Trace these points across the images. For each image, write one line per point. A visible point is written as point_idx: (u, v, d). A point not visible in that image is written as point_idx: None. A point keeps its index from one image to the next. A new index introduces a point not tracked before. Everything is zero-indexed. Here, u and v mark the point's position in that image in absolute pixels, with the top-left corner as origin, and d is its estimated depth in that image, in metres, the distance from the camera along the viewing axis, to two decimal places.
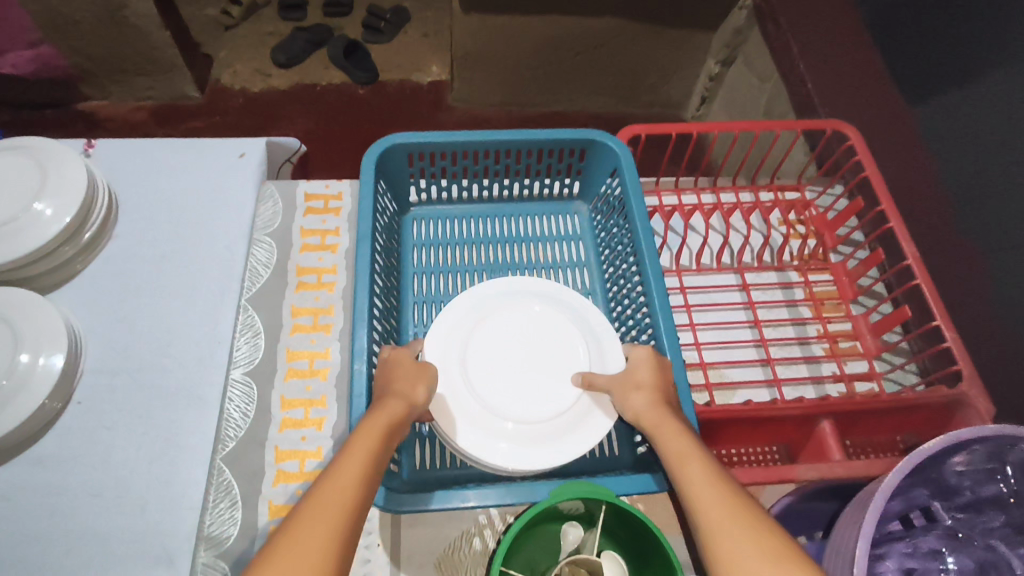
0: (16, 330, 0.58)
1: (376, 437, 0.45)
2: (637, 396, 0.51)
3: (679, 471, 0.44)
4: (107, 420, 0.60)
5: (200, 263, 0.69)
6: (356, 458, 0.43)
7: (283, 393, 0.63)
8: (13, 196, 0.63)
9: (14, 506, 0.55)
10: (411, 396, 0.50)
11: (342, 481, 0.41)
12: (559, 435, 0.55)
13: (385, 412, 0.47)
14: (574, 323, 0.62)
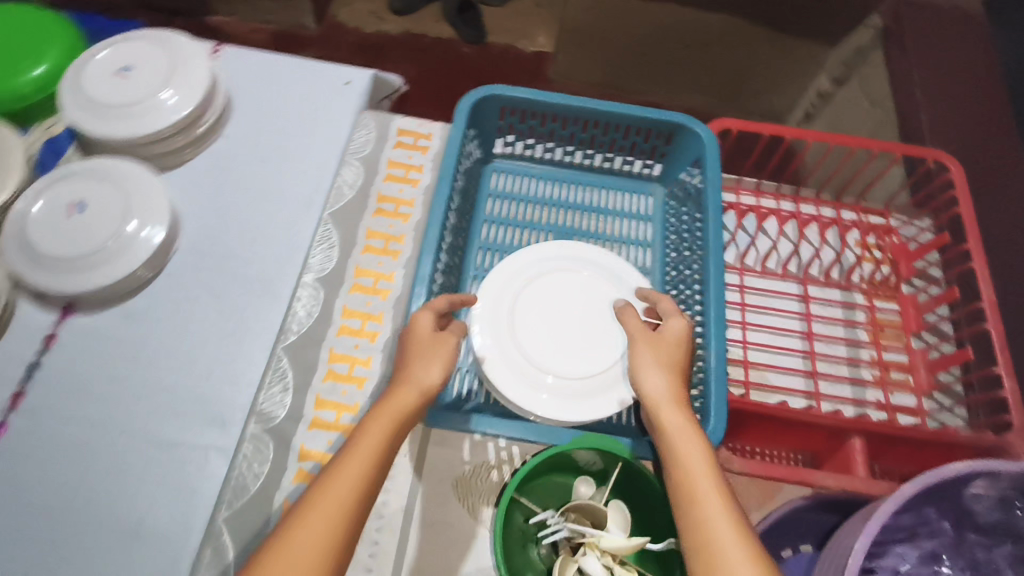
0: (129, 198, 0.65)
1: (382, 433, 0.50)
2: (660, 382, 0.53)
3: (690, 487, 0.46)
4: (190, 294, 0.66)
5: (294, 173, 0.74)
6: (358, 456, 0.48)
7: (346, 303, 0.70)
8: (146, 82, 0.70)
9: (104, 348, 0.63)
10: (422, 382, 0.53)
11: (343, 480, 0.46)
12: (593, 394, 0.58)
13: (392, 405, 0.51)
14: (621, 293, 0.64)
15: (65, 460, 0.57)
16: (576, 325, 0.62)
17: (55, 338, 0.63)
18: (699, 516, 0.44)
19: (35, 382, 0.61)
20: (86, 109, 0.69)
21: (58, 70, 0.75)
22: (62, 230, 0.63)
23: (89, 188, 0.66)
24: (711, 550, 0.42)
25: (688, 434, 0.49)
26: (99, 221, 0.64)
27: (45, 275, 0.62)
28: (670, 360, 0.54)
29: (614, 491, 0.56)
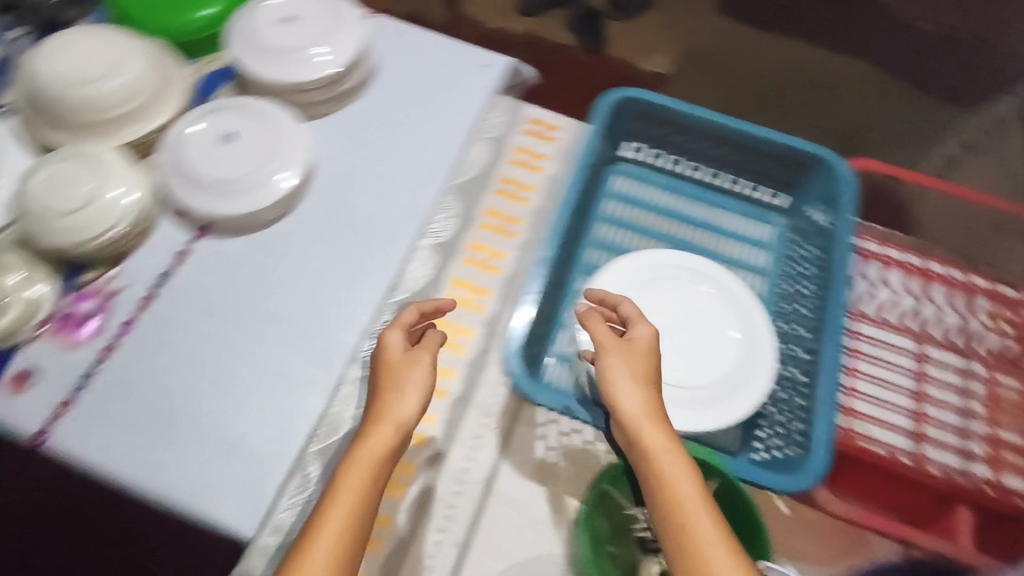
0: (275, 141, 0.70)
1: (365, 476, 0.53)
2: (637, 398, 0.55)
3: (677, 512, 0.51)
4: (313, 237, 0.69)
5: (425, 140, 0.76)
6: (345, 502, 0.52)
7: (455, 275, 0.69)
8: (304, 33, 0.74)
9: (231, 271, 0.67)
10: (399, 418, 0.56)
11: (334, 527, 0.51)
12: (693, 404, 0.59)
13: (370, 446, 0.54)
14: (731, 309, 0.65)
15: (183, 368, 0.62)
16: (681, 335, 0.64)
17: (188, 254, 0.67)
18: (688, 538, 0.50)
19: (165, 293, 0.65)
20: (252, 52, 0.74)
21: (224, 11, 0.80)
22: (214, 157, 0.68)
23: (239, 123, 0.70)
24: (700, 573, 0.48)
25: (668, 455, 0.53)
26: (243, 156, 0.69)
27: (195, 194, 0.68)
28: (641, 373, 0.57)
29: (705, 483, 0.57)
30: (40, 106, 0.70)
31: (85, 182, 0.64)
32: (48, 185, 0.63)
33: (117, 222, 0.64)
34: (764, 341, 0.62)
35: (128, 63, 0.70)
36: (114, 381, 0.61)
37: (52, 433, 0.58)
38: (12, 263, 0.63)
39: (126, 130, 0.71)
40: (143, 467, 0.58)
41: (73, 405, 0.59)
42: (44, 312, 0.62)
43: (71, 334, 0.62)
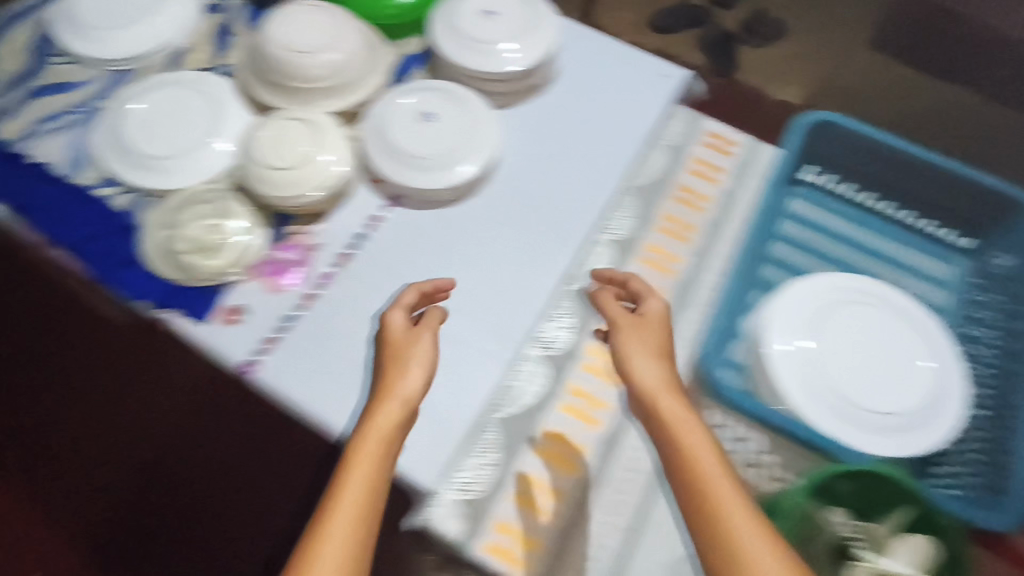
0: (473, 123, 0.74)
1: (374, 450, 0.53)
2: (652, 368, 0.57)
3: (706, 483, 0.49)
4: (495, 220, 0.73)
5: (604, 141, 0.78)
6: (358, 474, 0.52)
7: (632, 272, 0.70)
8: (503, 26, 0.78)
9: (421, 242, 0.72)
10: (405, 393, 0.57)
11: (349, 496, 0.50)
12: (886, 431, 0.58)
13: (377, 420, 0.55)
14: (920, 343, 0.63)
15: (374, 325, 0.67)
16: (872, 360, 0.61)
17: (382, 221, 0.72)
18: (715, 510, 0.48)
19: (359, 255, 0.71)
20: (453, 39, 0.78)
21: None
22: (416, 134, 0.72)
23: (438, 102, 0.74)
24: (734, 550, 0.46)
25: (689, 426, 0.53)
26: (441, 133, 0.73)
27: (394, 167, 0.72)
28: (654, 345, 0.59)
29: (896, 508, 0.55)
30: (265, 69, 0.75)
31: (303, 145, 0.69)
32: (271, 143, 0.68)
33: (324, 184, 0.69)
34: (952, 381, 0.62)
35: (348, 37, 0.75)
36: (315, 329, 0.66)
37: (258, 367, 0.63)
38: (233, 210, 0.69)
39: (337, 100, 0.76)
40: (334, 410, 0.62)
41: (275, 344, 0.65)
42: (253, 257, 0.68)
43: (276, 279, 0.68)
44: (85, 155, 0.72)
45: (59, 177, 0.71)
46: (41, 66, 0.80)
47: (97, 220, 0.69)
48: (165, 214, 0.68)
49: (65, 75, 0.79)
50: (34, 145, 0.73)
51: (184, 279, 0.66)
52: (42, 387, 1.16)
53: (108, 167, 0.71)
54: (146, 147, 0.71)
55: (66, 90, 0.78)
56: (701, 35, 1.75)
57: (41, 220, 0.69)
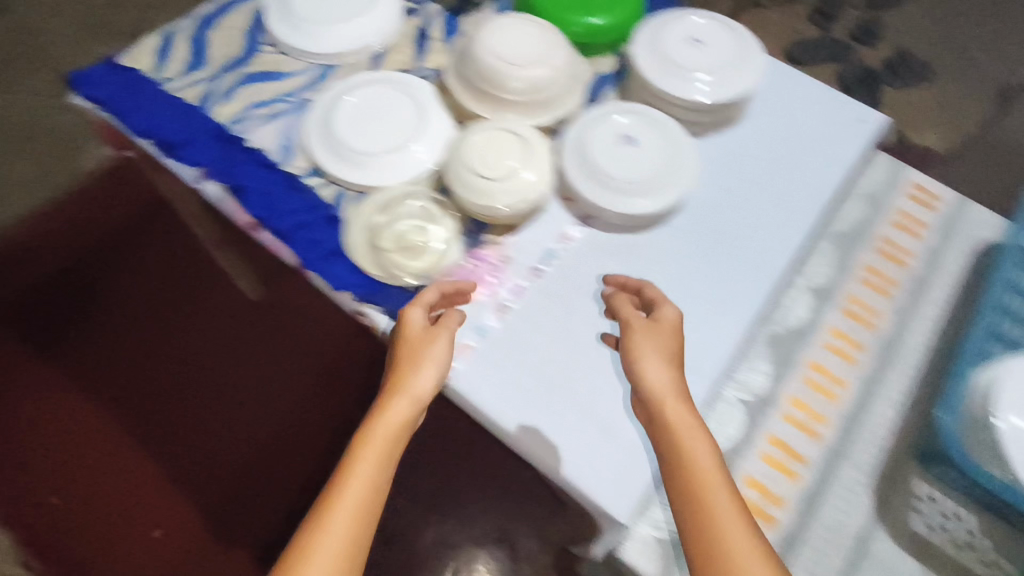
0: (672, 152, 0.73)
1: (381, 445, 0.55)
2: (663, 374, 0.58)
3: (698, 493, 0.52)
4: (687, 251, 0.72)
5: (799, 179, 0.76)
6: (363, 469, 0.53)
7: (832, 322, 0.69)
8: (707, 57, 0.78)
9: (610, 265, 0.71)
10: (415, 388, 0.58)
11: (353, 488, 0.52)
12: None
13: (386, 415, 0.56)
14: None
15: (564, 343, 0.67)
16: None
17: (573, 239, 0.72)
18: (702, 513, 0.51)
19: (548, 270, 0.70)
20: (655, 64, 0.78)
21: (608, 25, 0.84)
22: (617, 157, 0.72)
23: (640, 127, 0.74)
24: (715, 550, 0.49)
25: (689, 428, 0.55)
26: (640, 158, 0.72)
27: (591, 187, 0.72)
28: (665, 350, 0.60)
29: None
30: (472, 77, 0.76)
31: (510, 156, 0.69)
32: (478, 151, 0.69)
33: (527, 197, 0.70)
34: None
35: (556, 53, 0.75)
36: (507, 343, 0.66)
37: (452, 373, 0.64)
38: (435, 213, 0.70)
39: (540, 114, 0.76)
40: (524, 424, 0.63)
41: (469, 350, 0.65)
42: (450, 261, 0.69)
43: (470, 286, 0.68)
44: (298, 146, 0.76)
45: (273, 162, 0.74)
46: (253, 55, 0.83)
47: (303, 206, 0.71)
48: (370, 210, 0.70)
49: (277, 65, 0.82)
50: (250, 128, 0.76)
51: (385, 277, 0.67)
52: (190, 350, 1.24)
53: (316, 158, 0.74)
54: (355, 143, 0.74)
55: (277, 80, 0.81)
56: (842, 71, 1.71)
57: (250, 200, 0.71)
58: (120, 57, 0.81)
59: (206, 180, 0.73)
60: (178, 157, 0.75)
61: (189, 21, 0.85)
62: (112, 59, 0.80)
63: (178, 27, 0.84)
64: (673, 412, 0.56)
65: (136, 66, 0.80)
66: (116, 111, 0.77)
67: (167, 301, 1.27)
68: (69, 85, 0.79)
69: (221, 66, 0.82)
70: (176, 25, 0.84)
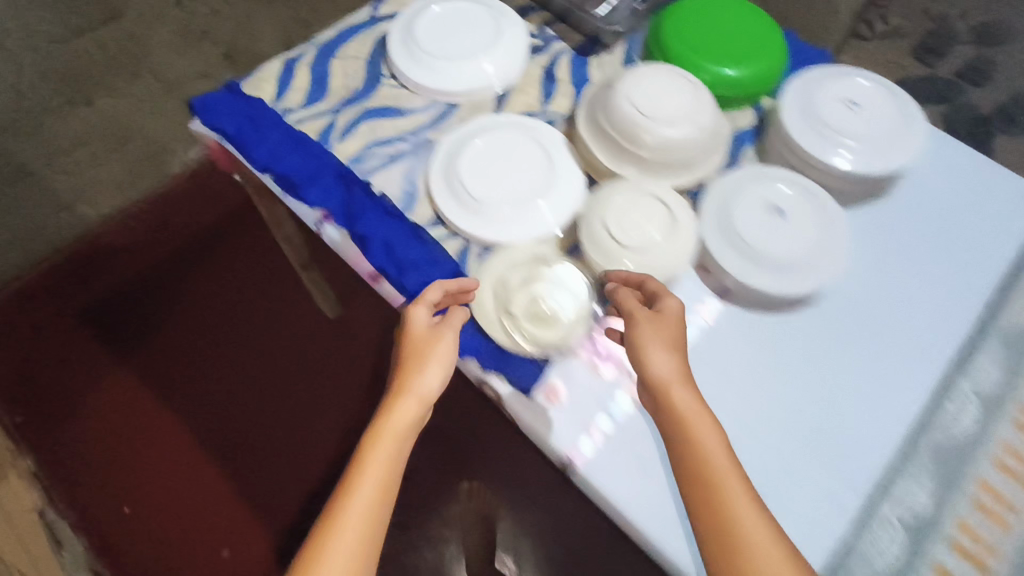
0: (824, 230, 0.68)
1: (386, 454, 0.53)
2: (669, 363, 0.56)
3: (712, 471, 0.52)
4: (833, 341, 0.66)
5: (957, 267, 0.69)
6: (369, 477, 0.51)
7: (1007, 438, 0.61)
8: (867, 123, 0.72)
9: (750, 350, 0.66)
10: (421, 391, 0.56)
11: (360, 497, 0.50)
12: None
13: (391, 420, 0.54)
14: None
15: None
16: None
17: (711, 317, 0.67)
18: (721, 494, 0.51)
19: None
20: (806, 125, 0.72)
21: (744, 78, 0.78)
22: (765, 231, 0.67)
23: (789, 197, 0.68)
24: (731, 530, 0.50)
25: (699, 417, 0.54)
26: (788, 234, 0.67)
27: (736, 262, 0.66)
28: (670, 340, 0.57)
29: None
30: (615, 131, 0.71)
31: (657, 228, 0.65)
32: (623, 219, 0.64)
33: (670, 270, 0.64)
34: None
35: (704, 112, 0.70)
36: (637, 430, 0.61)
37: (581, 461, 0.59)
38: (566, 277, 0.65)
39: (681, 176, 0.72)
40: (656, 526, 0.57)
41: (601, 434, 0.61)
42: (578, 330, 0.64)
43: (602, 363, 0.64)
44: (422, 192, 0.72)
45: (397, 210, 0.71)
46: (375, 89, 0.80)
47: (428, 260, 0.68)
48: (498, 271, 0.66)
49: (400, 101, 0.79)
50: (373, 170, 0.73)
51: (514, 347, 0.63)
52: (272, 365, 1.23)
53: (441, 208, 0.70)
54: (480, 191, 0.69)
55: (399, 116, 0.78)
56: (949, 112, 1.62)
57: (374, 250, 0.68)
58: (242, 83, 0.78)
59: (329, 224, 0.71)
60: (300, 195, 0.72)
61: (312, 49, 0.82)
62: (236, 85, 0.78)
63: (301, 54, 0.81)
64: (682, 393, 0.55)
65: (259, 94, 0.77)
66: (240, 141, 0.74)
67: (251, 314, 1.27)
68: (191, 110, 0.77)
69: (344, 99, 0.79)
70: (298, 52, 0.81)
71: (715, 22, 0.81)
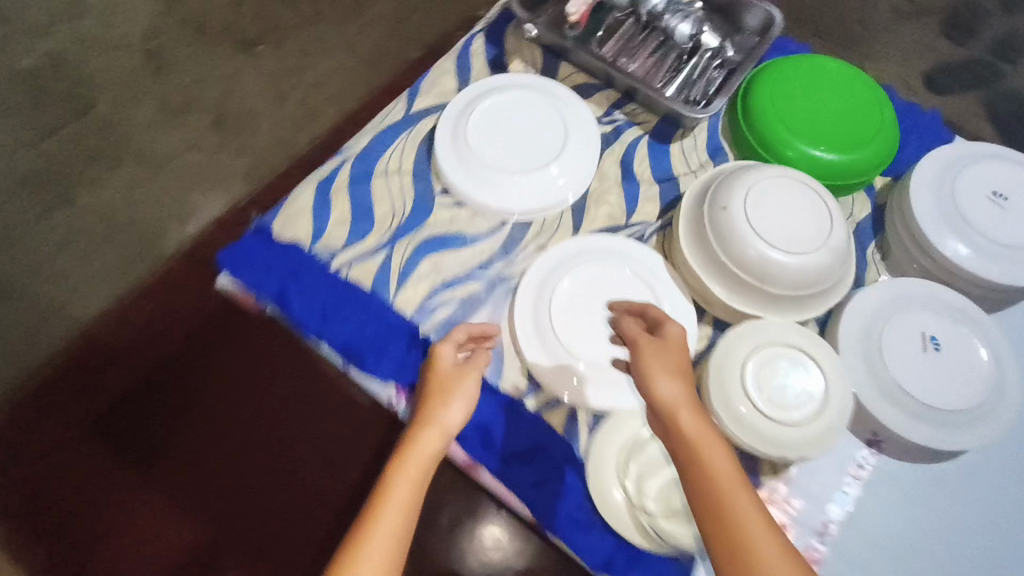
0: (989, 364, 0.58)
1: (408, 489, 0.41)
2: (674, 386, 0.47)
3: (718, 487, 0.41)
4: (1008, 490, 0.58)
5: None
6: (386, 519, 0.40)
7: None
8: (1016, 222, 0.63)
9: (914, 511, 0.58)
10: (446, 422, 0.46)
11: (376, 542, 0.38)
12: None
13: (411, 452, 0.43)
14: None
15: None
16: None
17: (864, 474, 0.58)
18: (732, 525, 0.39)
19: (840, 519, 0.57)
20: (947, 228, 0.63)
21: (841, 162, 0.67)
22: (920, 369, 0.58)
23: (942, 325, 0.60)
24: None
25: (708, 436, 0.43)
26: (949, 374, 0.58)
27: (893, 411, 0.57)
28: (675, 364, 0.48)
29: None
30: (732, 263, 0.60)
31: (805, 389, 0.55)
32: (766, 384, 0.55)
33: (824, 443, 0.54)
34: None
35: (839, 229, 0.59)
36: None
37: None
38: None
39: (815, 304, 0.61)
40: None
41: None
42: None
43: None
44: (507, 347, 0.61)
45: (486, 378, 0.59)
46: (428, 211, 0.67)
47: (532, 437, 0.58)
48: (618, 446, 0.57)
49: (460, 225, 0.67)
50: (447, 324, 0.63)
51: (651, 545, 0.54)
52: None
53: (538, 371, 0.59)
54: (584, 350, 0.59)
55: (463, 246, 0.66)
56: None
57: (465, 432, 0.57)
58: (273, 223, 0.65)
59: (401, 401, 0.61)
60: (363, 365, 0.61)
61: (346, 164, 0.69)
62: (266, 227, 0.65)
63: (336, 175, 0.68)
64: (688, 406, 0.46)
65: (295, 235, 0.65)
66: (282, 302, 0.63)
67: None
68: (217, 265, 0.64)
69: (395, 229, 0.66)
70: (332, 171, 0.69)
71: (811, 98, 0.70)
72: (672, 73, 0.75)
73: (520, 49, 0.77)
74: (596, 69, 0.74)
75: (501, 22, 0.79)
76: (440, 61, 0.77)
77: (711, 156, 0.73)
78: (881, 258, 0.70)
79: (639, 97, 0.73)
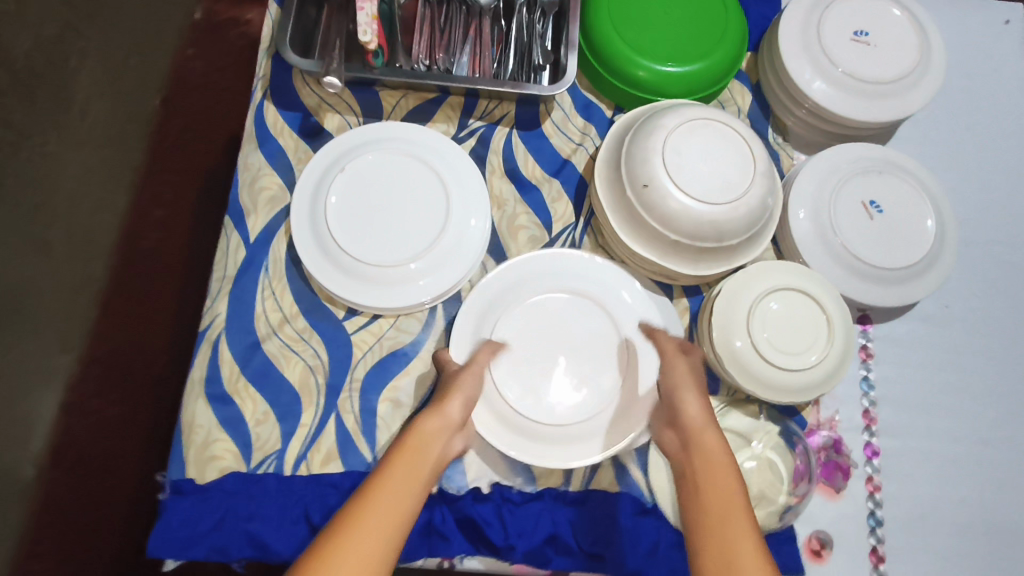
0: (923, 197, 0.61)
1: (429, 456, 0.42)
2: (701, 407, 0.47)
3: (714, 503, 0.40)
4: (978, 290, 0.63)
5: (1003, 140, 0.68)
6: (411, 467, 0.40)
7: None
8: (887, 52, 0.62)
9: (928, 357, 0.61)
10: (455, 414, 0.47)
11: (399, 482, 0.39)
12: None
13: (431, 430, 0.45)
14: None
15: (956, 477, 0.58)
16: None
17: (872, 350, 0.61)
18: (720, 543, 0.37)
19: (876, 402, 0.59)
20: (833, 89, 0.61)
21: (709, 67, 0.62)
22: (877, 237, 0.59)
23: (873, 184, 0.61)
24: None
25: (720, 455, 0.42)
26: (900, 227, 0.59)
27: (876, 290, 0.59)
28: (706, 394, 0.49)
29: None
30: (686, 237, 0.55)
31: (811, 321, 0.55)
32: (772, 325, 0.55)
33: (843, 358, 0.55)
34: None
35: (758, 149, 0.56)
36: (910, 514, 0.56)
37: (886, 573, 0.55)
38: (741, 425, 0.57)
39: (767, 227, 0.59)
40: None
41: (884, 557, 0.55)
42: (784, 461, 0.56)
43: (832, 480, 0.57)
44: None
45: (520, 485, 0.54)
46: (347, 344, 0.57)
47: (601, 515, 0.53)
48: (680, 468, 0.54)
49: (391, 340, 0.57)
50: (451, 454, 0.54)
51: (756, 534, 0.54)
52: None
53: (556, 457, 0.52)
54: (593, 404, 0.53)
55: (409, 361, 0.57)
56: None
57: (538, 552, 0.52)
58: (187, 472, 0.52)
59: (456, 559, 0.52)
60: None
61: (220, 349, 0.55)
62: (184, 481, 0.52)
63: (219, 368, 0.55)
64: (707, 429, 0.45)
65: (223, 466, 0.52)
66: (262, 549, 0.51)
67: None
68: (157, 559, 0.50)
69: (326, 387, 0.55)
70: (210, 367, 0.55)
71: (650, 12, 0.63)
72: (500, 46, 0.64)
73: (326, 100, 0.63)
74: (422, 85, 0.62)
75: (282, 78, 0.63)
76: (241, 164, 0.61)
77: (585, 116, 0.66)
78: (784, 139, 0.68)
79: (481, 92, 0.63)
